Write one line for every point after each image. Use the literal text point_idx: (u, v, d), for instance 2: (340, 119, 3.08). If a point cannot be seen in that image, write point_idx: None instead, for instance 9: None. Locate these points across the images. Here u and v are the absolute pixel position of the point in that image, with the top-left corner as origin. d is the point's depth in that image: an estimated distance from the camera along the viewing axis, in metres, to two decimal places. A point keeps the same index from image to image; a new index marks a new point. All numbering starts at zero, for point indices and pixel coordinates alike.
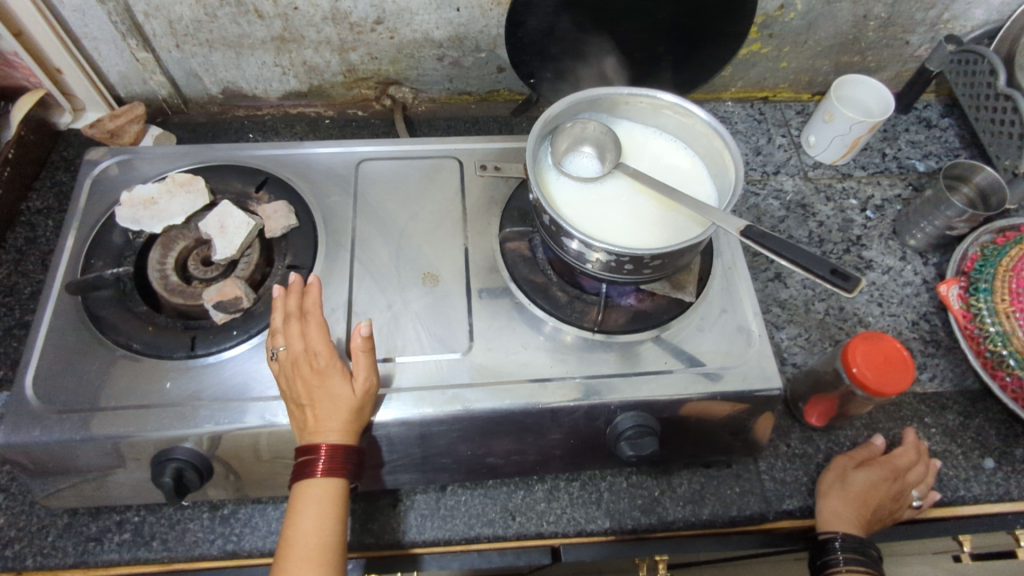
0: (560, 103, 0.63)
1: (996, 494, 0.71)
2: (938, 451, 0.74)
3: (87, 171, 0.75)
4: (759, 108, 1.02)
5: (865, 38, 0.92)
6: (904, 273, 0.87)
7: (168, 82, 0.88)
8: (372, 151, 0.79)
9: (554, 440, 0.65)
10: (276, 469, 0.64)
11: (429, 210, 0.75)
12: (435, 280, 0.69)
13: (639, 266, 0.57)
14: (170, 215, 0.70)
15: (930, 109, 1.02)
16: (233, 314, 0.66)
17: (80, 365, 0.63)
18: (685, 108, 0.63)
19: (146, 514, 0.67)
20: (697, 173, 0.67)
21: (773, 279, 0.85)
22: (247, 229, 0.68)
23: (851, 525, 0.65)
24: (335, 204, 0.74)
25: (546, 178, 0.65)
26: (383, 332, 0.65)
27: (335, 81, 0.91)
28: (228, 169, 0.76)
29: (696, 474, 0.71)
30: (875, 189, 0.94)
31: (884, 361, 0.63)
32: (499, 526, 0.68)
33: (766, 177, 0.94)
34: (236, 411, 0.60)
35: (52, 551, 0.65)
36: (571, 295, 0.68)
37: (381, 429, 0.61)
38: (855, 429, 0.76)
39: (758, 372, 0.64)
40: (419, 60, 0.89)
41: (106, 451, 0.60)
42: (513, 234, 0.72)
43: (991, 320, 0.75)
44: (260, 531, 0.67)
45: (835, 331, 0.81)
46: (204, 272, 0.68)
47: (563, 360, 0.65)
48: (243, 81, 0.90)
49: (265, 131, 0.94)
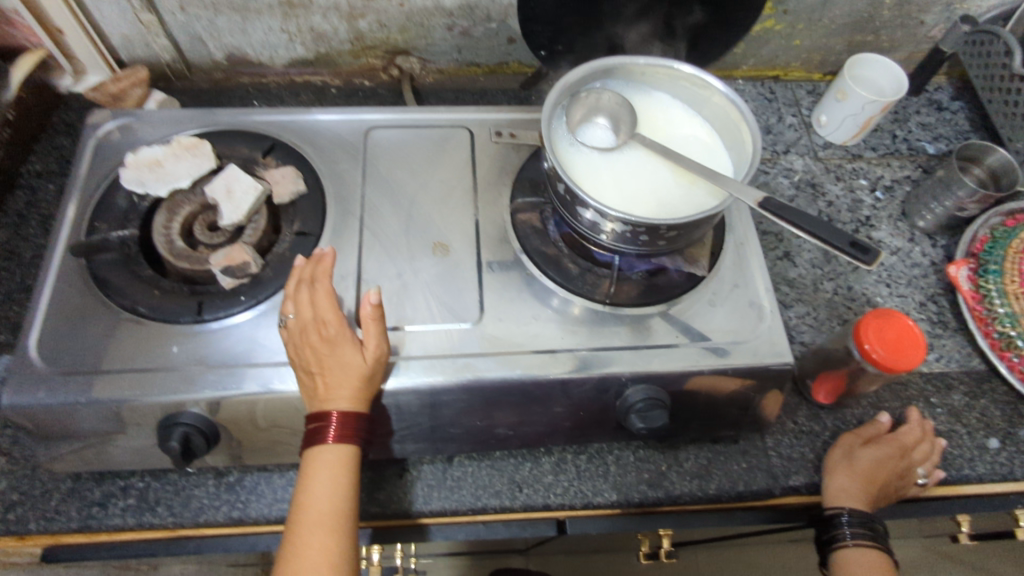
0: (576, 70, 0.62)
1: (1000, 473, 0.71)
2: (943, 430, 0.74)
3: (89, 134, 0.73)
4: (769, 87, 1.01)
5: (880, 16, 0.91)
6: (913, 254, 0.87)
7: (171, 46, 0.86)
8: (380, 119, 0.77)
9: (560, 413, 0.64)
10: (277, 437, 0.63)
11: (439, 178, 0.74)
12: (446, 250, 0.69)
13: (654, 238, 0.56)
14: (175, 179, 0.69)
15: (941, 91, 1.01)
16: (241, 279, 0.65)
17: (85, 328, 0.62)
18: (703, 79, 0.63)
19: (150, 480, 0.67)
20: (713, 146, 0.66)
21: (782, 258, 0.84)
22: (255, 194, 0.67)
23: (858, 501, 0.66)
24: (344, 171, 0.73)
25: (562, 147, 0.64)
26: (392, 301, 0.65)
27: (342, 49, 0.90)
28: (234, 134, 0.74)
29: (703, 449, 0.71)
30: (885, 170, 0.93)
31: (897, 339, 0.63)
32: (506, 497, 0.68)
33: (776, 156, 0.94)
34: (241, 377, 0.60)
35: (55, 516, 0.64)
36: (582, 267, 0.68)
37: (391, 398, 0.60)
38: (861, 408, 0.75)
39: (769, 348, 0.64)
40: (429, 29, 0.87)
41: (110, 414, 0.59)
42: (524, 205, 0.72)
43: (1000, 302, 0.76)
44: (266, 499, 0.66)
45: (843, 311, 0.81)
46: (210, 237, 0.67)
47: (574, 332, 0.64)
48: (249, 47, 0.88)
49: (270, 99, 0.92)
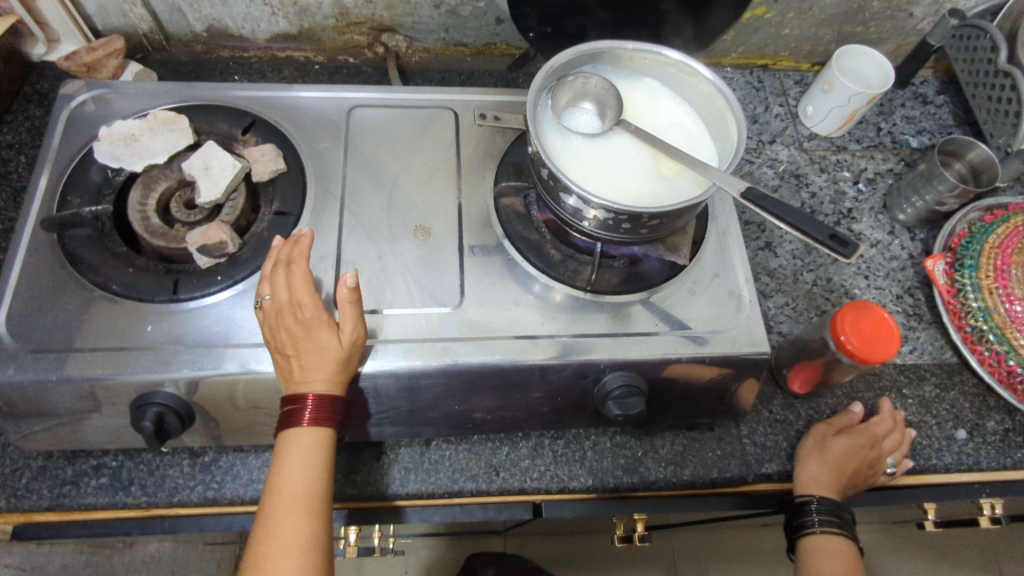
0: (563, 53, 0.61)
1: (966, 463, 0.73)
2: (913, 420, 0.76)
3: (62, 105, 0.71)
4: (757, 76, 1.00)
5: (870, 7, 0.91)
6: (892, 248, 0.87)
7: (148, 16, 0.83)
8: (364, 97, 0.76)
9: (537, 398, 0.64)
10: (255, 418, 0.63)
11: (423, 160, 0.73)
12: (427, 233, 0.68)
13: (636, 226, 0.56)
14: (151, 153, 0.68)
15: (927, 85, 1.02)
16: (218, 259, 0.64)
17: (57, 305, 0.60)
18: (690, 66, 0.62)
19: (124, 459, 0.66)
20: (699, 134, 0.66)
21: (764, 248, 0.85)
22: (234, 171, 0.66)
23: (828, 489, 0.67)
24: (325, 150, 0.72)
25: (546, 132, 0.63)
26: (372, 283, 0.64)
27: (326, 25, 0.88)
28: (212, 109, 0.73)
29: (679, 436, 0.72)
30: (868, 162, 0.94)
31: (872, 331, 0.64)
32: (483, 481, 0.68)
33: (761, 145, 0.94)
34: (218, 357, 0.59)
35: (26, 494, 0.63)
36: (564, 253, 0.68)
37: (368, 381, 0.60)
38: (835, 398, 0.77)
39: (747, 338, 0.64)
40: (415, 7, 0.86)
41: (83, 393, 0.58)
42: (507, 190, 0.71)
43: (974, 296, 0.77)
44: (242, 479, 0.66)
45: (821, 302, 0.82)
46: (187, 215, 0.66)
47: (554, 318, 0.64)
48: (229, 19, 0.86)
49: (252, 74, 0.91)
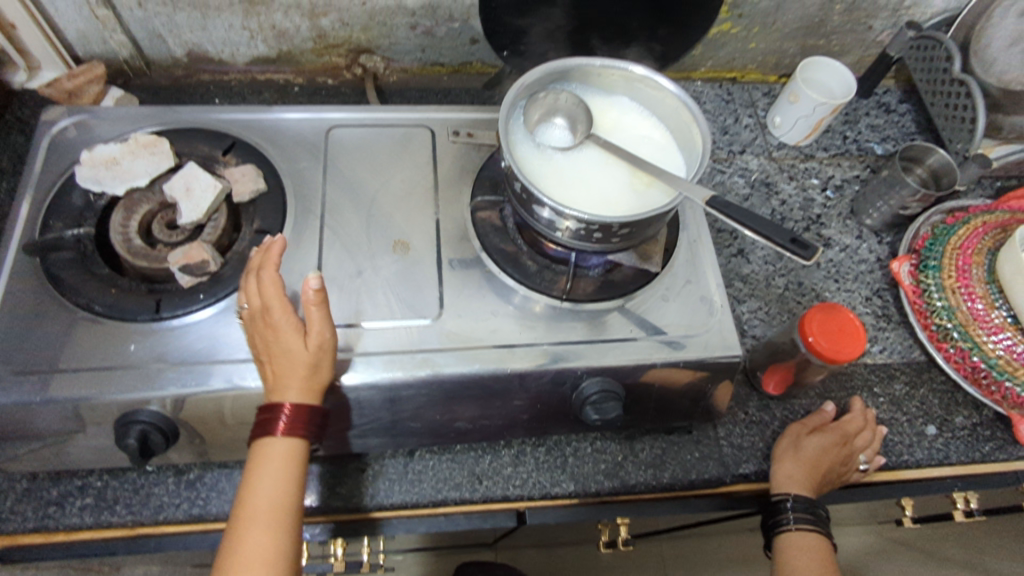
0: (532, 71, 0.64)
1: (937, 458, 0.75)
2: (884, 418, 0.78)
3: (43, 131, 0.73)
4: (727, 88, 1.04)
5: (831, 21, 0.94)
6: (860, 251, 0.90)
7: (129, 42, 0.85)
8: (342, 117, 0.78)
9: (518, 406, 0.66)
10: (240, 434, 0.63)
11: (401, 176, 0.75)
12: (406, 248, 0.70)
13: (608, 235, 0.58)
14: (133, 177, 0.69)
15: (889, 94, 1.05)
16: (199, 278, 0.65)
17: (40, 327, 0.61)
18: (655, 81, 0.65)
19: (108, 479, 0.66)
20: (667, 145, 0.68)
21: (736, 254, 0.87)
22: (214, 192, 0.67)
23: (803, 487, 0.69)
24: (304, 169, 0.73)
25: (519, 147, 0.65)
26: (353, 298, 0.66)
27: (305, 47, 0.90)
28: (193, 132, 0.74)
29: (658, 440, 0.73)
30: (835, 169, 0.97)
31: (839, 331, 0.66)
32: (466, 490, 0.69)
33: (732, 155, 0.97)
34: (202, 374, 0.60)
35: (10, 517, 0.63)
36: (540, 264, 0.69)
37: (350, 393, 0.61)
38: (809, 398, 0.79)
39: (719, 341, 0.66)
40: (391, 28, 0.88)
41: (67, 413, 0.59)
42: (484, 204, 0.73)
43: (938, 295, 0.79)
44: (227, 495, 0.67)
45: (793, 305, 0.84)
46: (169, 236, 0.67)
47: (532, 327, 0.66)
48: (208, 44, 0.88)
49: (231, 97, 0.92)
